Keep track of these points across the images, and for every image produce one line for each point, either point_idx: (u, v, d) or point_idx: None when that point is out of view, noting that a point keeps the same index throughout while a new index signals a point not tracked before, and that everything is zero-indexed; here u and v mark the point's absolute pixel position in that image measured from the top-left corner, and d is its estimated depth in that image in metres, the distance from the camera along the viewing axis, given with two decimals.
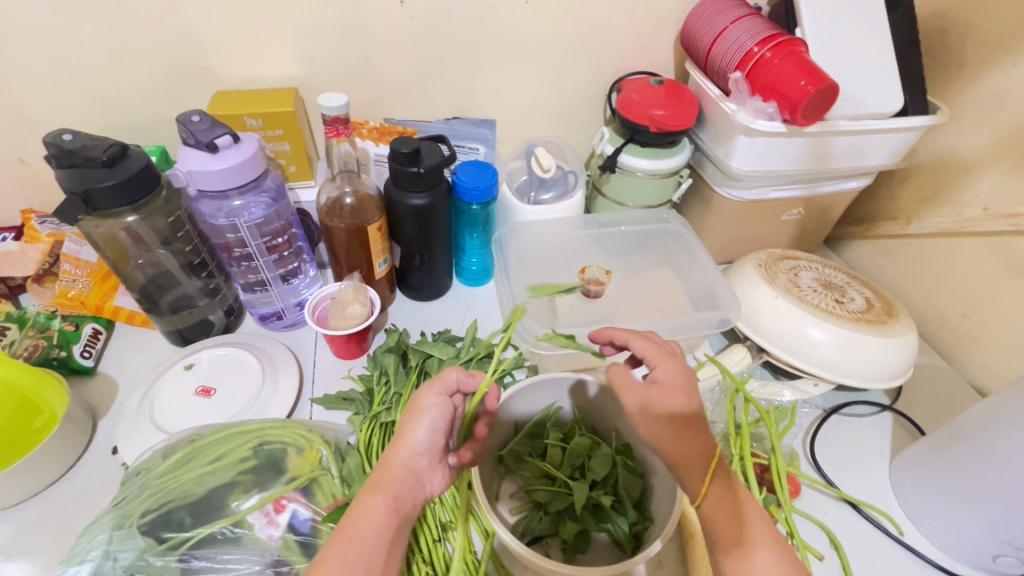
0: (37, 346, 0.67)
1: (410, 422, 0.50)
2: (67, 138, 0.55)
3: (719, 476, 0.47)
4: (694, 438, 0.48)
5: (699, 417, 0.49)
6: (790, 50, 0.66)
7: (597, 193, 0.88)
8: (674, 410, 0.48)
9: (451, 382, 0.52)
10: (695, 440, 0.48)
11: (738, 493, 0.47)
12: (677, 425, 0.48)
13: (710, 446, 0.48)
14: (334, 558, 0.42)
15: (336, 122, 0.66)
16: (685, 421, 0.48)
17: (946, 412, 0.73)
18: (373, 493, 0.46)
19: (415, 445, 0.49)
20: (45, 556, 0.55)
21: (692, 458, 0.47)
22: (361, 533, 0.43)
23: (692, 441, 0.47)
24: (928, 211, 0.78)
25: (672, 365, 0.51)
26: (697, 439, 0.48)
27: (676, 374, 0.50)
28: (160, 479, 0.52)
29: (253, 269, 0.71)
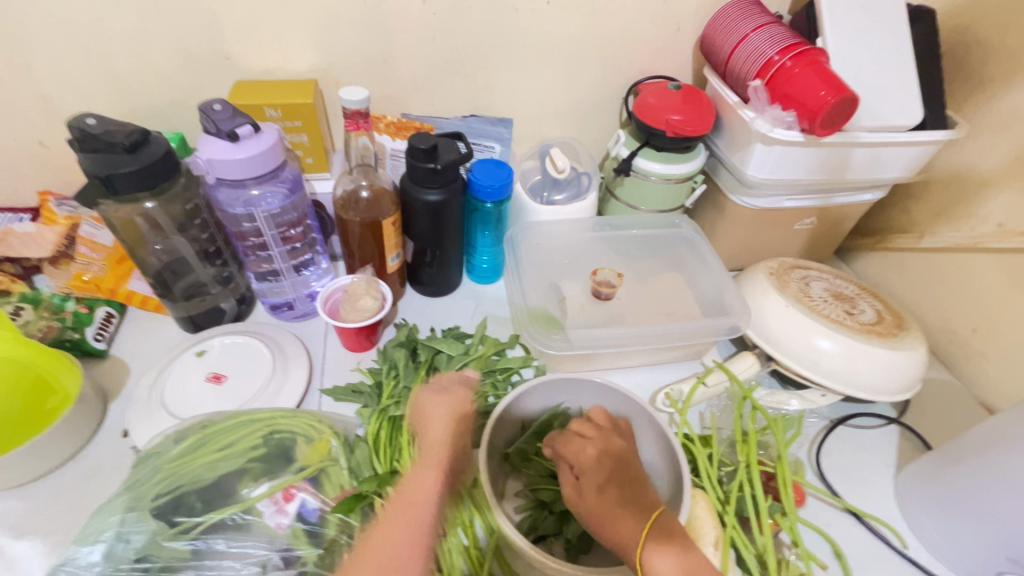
0: (51, 327, 0.67)
1: (441, 411, 0.56)
2: (90, 122, 0.55)
3: (649, 554, 0.46)
4: (619, 525, 0.49)
5: (624, 503, 0.50)
6: (810, 60, 0.66)
7: (610, 195, 0.88)
8: (597, 499, 0.50)
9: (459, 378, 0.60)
10: (622, 522, 0.49)
11: (661, 537, 0.47)
12: (599, 518, 0.50)
13: (637, 523, 0.48)
14: (396, 523, 0.45)
15: (356, 116, 0.67)
16: (616, 505, 0.50)
17: (954, 427, 0.73)
18: (431, 469, 0.50)
19: (449, 423, 0.54)
20: (55, 534, 0.56)
21: (625, 542, 0.48)
22: (421, 500, 0.48)
23: (619, 526, 0.49)
24: (941, 225, 0.79)
25: (596, 455, 0.52)
26: (626, 522, 0.49)
27: (586, 463, 0.52)
28: (171, 463, 0.52)
29: (268, 258, 0.71)
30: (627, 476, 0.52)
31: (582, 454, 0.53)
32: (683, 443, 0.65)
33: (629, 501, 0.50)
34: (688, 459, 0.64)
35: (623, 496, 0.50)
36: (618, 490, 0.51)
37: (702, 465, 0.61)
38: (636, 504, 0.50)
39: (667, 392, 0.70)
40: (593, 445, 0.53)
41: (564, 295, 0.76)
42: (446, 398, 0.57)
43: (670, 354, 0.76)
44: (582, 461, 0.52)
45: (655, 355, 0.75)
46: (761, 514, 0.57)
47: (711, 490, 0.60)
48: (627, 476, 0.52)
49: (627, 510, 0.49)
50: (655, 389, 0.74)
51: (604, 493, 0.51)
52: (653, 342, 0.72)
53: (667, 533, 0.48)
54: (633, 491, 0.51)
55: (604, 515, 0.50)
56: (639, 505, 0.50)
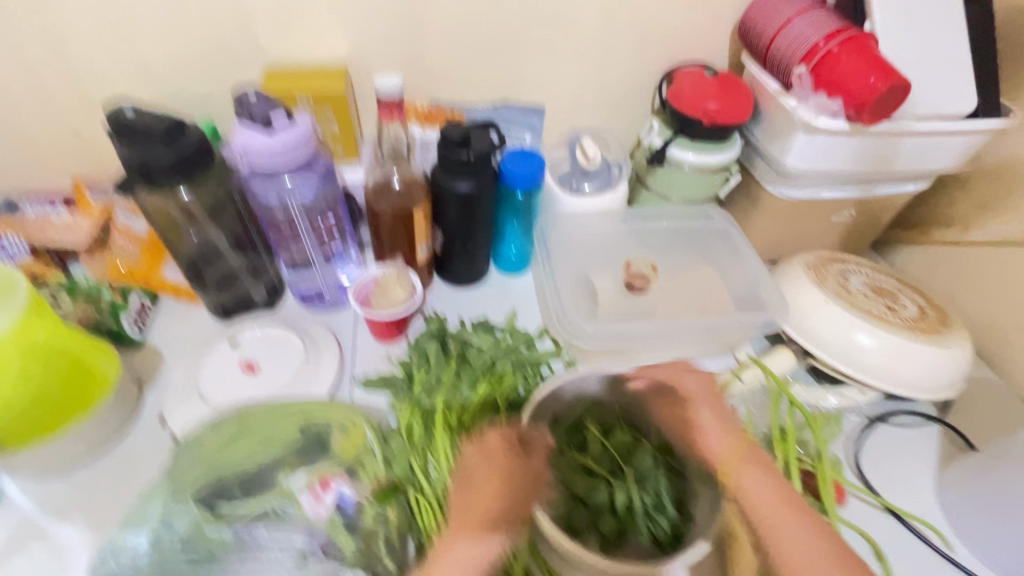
0: (88, 315, 0.68)
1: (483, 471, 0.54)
2: (128, 115, 0.55)
3: (739, 470, 0.55)
4: (704, 440, 0.58)
5: (708, 426, 0.58)
6: (859, 44, 0.63)
7: (641, 185, 0.85)
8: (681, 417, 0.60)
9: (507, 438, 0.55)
10: (712, 442, 0.57)
11: (767, 476, 0.54)
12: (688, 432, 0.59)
13: (725, 448, 0.56)
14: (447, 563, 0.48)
15: (390, 103, 0.69)
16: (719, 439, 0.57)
17: (998, 427, 0.70)
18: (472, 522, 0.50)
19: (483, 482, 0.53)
20: (98, 519, 0.57)
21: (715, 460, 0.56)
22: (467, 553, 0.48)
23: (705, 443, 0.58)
24: (987, 218, 0.76)
25: (707, 407, 0.60)
26: (716, 441, 0.57)
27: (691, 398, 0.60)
28: (213, 453, 0.53)
29: (300, 248, 0.72)
30: (690, 413, 0.60)
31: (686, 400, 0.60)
32: None
33: (704, 430, 0.58)
34: None
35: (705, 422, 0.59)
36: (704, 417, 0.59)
37: None
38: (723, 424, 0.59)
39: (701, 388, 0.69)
40: (693, 393, 0.61)
41: (595, 287, 0.76)
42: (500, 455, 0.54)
43: (703, 349, 0.75)
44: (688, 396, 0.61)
45: (688, 349, 0.74)
46: None
47: None
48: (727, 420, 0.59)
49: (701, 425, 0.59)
50: None
51: (687, 414, 0.60)
52: (687, 335, 0.71)
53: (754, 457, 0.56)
54: (707, 427, 0.58)
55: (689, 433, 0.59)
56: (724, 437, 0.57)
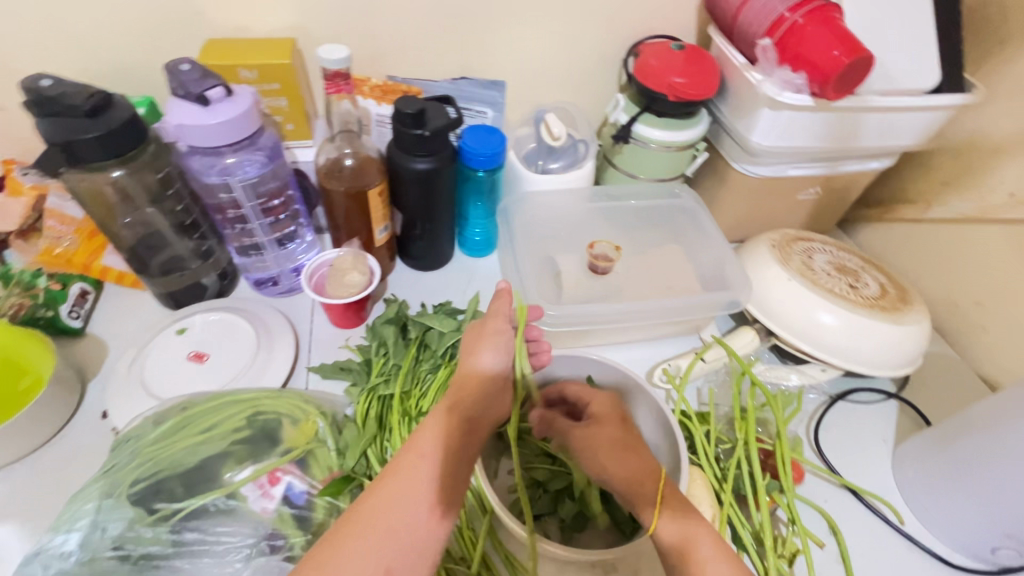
0: (22, 305, 0.63)
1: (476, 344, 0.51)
2: (46, 84, 0.51)
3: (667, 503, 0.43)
4: (629, 461, 0.46)
5: (628, 445, 0.47)
6: (824, 16, 0.61)
7: (607, 164, 0.84)
8: (606, 434, 0.48)
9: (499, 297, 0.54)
10: (638, 462, 0.46)
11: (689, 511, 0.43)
12: (604, 450, 0.47)
13: (653, 468, 0.45)
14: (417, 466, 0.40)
15: (336, 77, 0.65)
16: (631, 445, 0.47)
17: (953, 402, 0.71)
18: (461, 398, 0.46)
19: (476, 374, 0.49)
20: (36, 519, 0.54)
21: (635, 485, 0.44)
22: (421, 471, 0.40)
23: (630, 461, 0.46)
24: (948, 195, 0.76)
25: (610, 420, 0.49)
26: (639, 463, 0.46)
27: (602, 406, 0.51)
28: (151, 447, 0.50)
29: (248, 231, 0.68)
30: (616, 425, 0.49)
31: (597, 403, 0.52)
32: (680, 420, 0.64)
33: (632, 444, 0.47)
34: (685, 436, 0.63)
35: (604, 436, 0.48)
36: (602, 433, 0.48)
37: (699, 443, 0.60)
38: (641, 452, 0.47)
39: (664, 368, 0.68)
40: (602, 398, 0.52)
41: (559, 267, 0.74)
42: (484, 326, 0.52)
43: (668, 329, 0.74)
44: (598, 410, 0.51)
45: (652, 330, 0.73)
46: (758, 491, 0.57)
47: (707, 467, 0.59)
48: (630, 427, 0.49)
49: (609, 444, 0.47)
50: (653, 365, 0.73)
51: (606, 427, 0.49)
52: (651, 316, 0.70)
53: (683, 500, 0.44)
54: (635, 445, 0.47)
55: (609, 452, 0.46)
56: (648, 458, 0.46)
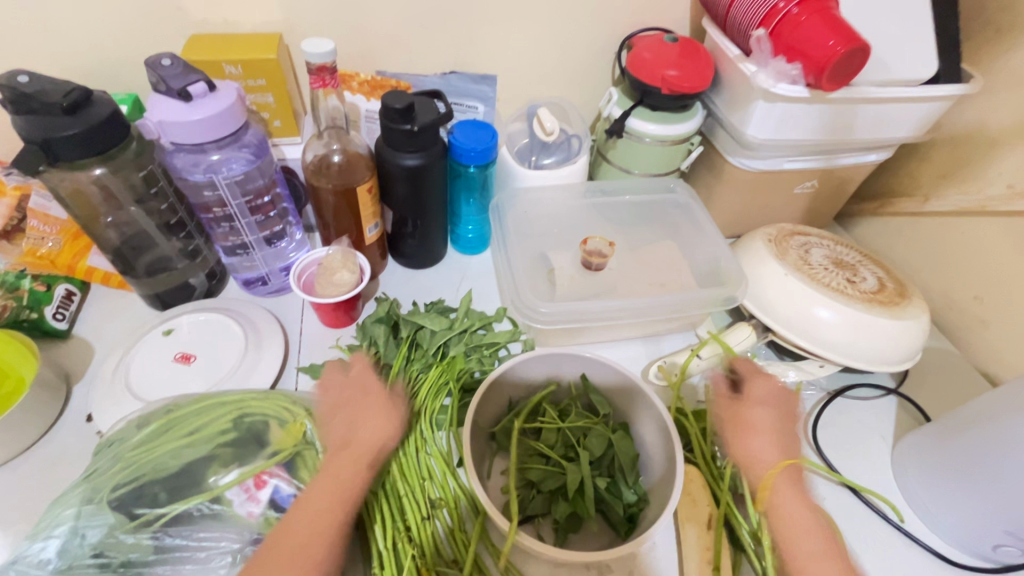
0: (6, 307, 0.62)
1: (362, 411, 0.53)
2: (22, 81, 0.49)
3: (779, 483, 0.53)
4: (753, 443, 0.56)
5: (778, 433, 0.57)
6: (818, 6, 0.60)
7: (601, 159, 0.83)
8: (756, 415, 0.58)
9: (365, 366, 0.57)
10: (763, 444, 0.56)
11: (802, 498, 0.53)
12: (735, 426, 0.58)
13: (778, 455, 0.55)
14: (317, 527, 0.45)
15: (321, 71, 0.60)
16: (777, 432, 0.57)
17: (952, 398, 0.71)
18: (353, 463, 0.49)
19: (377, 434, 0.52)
20: (18, 525, 0.53)
21: (753, 461, 0.55)
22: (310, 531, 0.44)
23: (755, 442, 0.56)
24: (947, 187, 0.75)
25: (769, 408, 0.58)
26: (767, 445, 0.56)
27: (759, 389, 0.60)
28: (133, 451, 0.49)
29: (234, 231, 0.67)
30: (745, 412, 0.58)
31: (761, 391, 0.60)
32: (676, 418, 0.63)
33: (782, 431, 0.57)
34: (682, 434, 0.62)
35: (761, 421, 0.57)
36: (763, 416, 0.58)
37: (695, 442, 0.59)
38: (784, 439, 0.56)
39: (660, 365, 0.67)
40: (772, 386, 0.60)
41: (553, 265, 0.72)
42: (369, 390, 0.55)
43: (664, 326, 0.73)
44: (762, 394, 0.59)
45: (648, 327, 0.72)
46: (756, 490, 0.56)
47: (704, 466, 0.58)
48: (785, 417, 0.58)
49: (757, 427, 0.57)
50: (649, 363, 0.72)
51: (765, 410, 0.58)
52: (646, 314, 0.69)
53: (792, 485, 0.53)
54: (785, 430, 0.57)
55: (737, 425, 0.58)
56: (785, 443, 0.56)
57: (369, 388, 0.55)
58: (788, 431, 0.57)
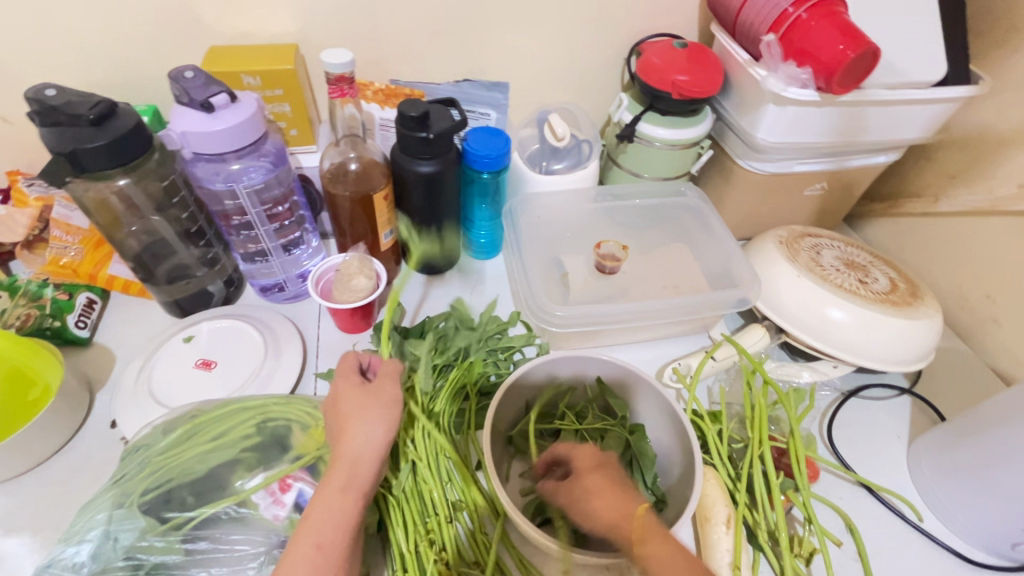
0: (30, 315, 0.64)
1: (359, 411, 0.46)
2: (50, 94, 0.51)
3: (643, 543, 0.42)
4: (606, 503, 0.45)
5: (614, 483, 0.47)
6: (827, 11, 0.61)
7: (611, 163, 0.83)
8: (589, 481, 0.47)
9: (354, 366, 0.50)
10: (609, 503, 0.45)
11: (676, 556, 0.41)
12: (583, 495, 0.46)
13: (629, 507, 0.44)
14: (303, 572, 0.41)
15: (340, 81, 0.64)
16: (619, 485, 0.46)
17: (967, 397, 0.71)
18: (343, 482, 0.44)
19: (374, 434, 0.45)
20: (46, 530, 0.54)
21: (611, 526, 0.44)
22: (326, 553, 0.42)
23: (601, 505, 0.45)
24: (957, 188, 0.75)
25: (600, 474, 0.47)
26: (616, 501, 0.45)
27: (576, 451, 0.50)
28: (160, 456, 0.50)
29: (253, 238, 0.68)
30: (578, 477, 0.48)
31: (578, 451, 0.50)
32: (692, 419, 0.63)
33: (620, 486, 0.46)
34: (697, 435, 0.63)
35: (595, 484, 0.46)
36: (596, 478, 0.47)
37: (711, 442, 0.59)
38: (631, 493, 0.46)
39: (675, 368, 0.68)
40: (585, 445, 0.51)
41: (566, 269, 0.73)
42: (357, 395, 0.47)
43: (677, 329, 0.74)
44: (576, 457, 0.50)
45: (661, 329, 0.73)
46: (772, 491, 0.56)
47: (720, 467, 0.59)
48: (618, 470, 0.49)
49: (597, 489, 0.46)
50: (662, 365, 0.72)
51: (598, 472, 0.48)
52: (659, 316, 0.69)
53: (657, 530, 0.43)
54: (623, 484, 0.47)
55: (593, 498, 0.45)
56: (631, 496, 0.46)
57: (353, 394, 0.47)
58: (625, 484, 0.47)
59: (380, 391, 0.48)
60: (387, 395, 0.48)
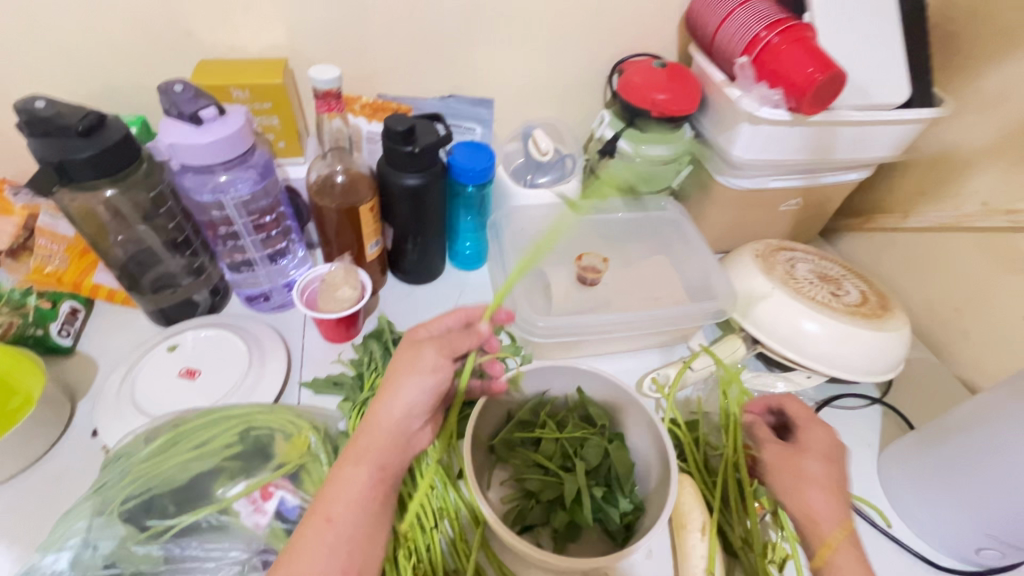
0: (12, 324, 0.64)
1: (397, 374, 0.47)
2: (39, 105, 0.51)
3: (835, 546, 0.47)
4: (801, 496, 0.50)
5: (828, 483, 0.50)
6: (798, 37, 0.64)
7: (595, 178, 0.85)
8: (807, 466, 0.52)
9: (441, 326, 0.54)
10: (809, 493, 0.50)
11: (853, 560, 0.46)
12: (784, 474, 0.52)
13: (837, 513, 0.48)
14: (313, 542, 0.40)
15: (327, 96, 0.67)
16: (832, 485, 0.50)
17: (935, 407, 0.73)
18: (375, 443, 0.45)
19: (409, 398, 0.46)
20: (24, 540, 0.54)
21: (806, 514, 0.49)
22: (341, 513, 0.42)
23: (800, 494, 0.50)
24: (925, 205, 0.78)
25: (824, 460, 0.52)
26: (814, 499, 0.49)
27: (812, 434, 0.55)
28: (142, 464, 0.50)
29: (240, 248, 0.69)
30: (790, 459, 0.53)
31: (809, 440, 0.54)
32: (670, 428, 0.65)
33: (831, 487, 0.50)
34: (675, 444, 0.64)
35: (813, 470, 0.51)
36: (815, 466, 0.52)
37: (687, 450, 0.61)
38: (840, 494, 0.50)
39: (654, 378, 0.69)
40: (818, 437, 0.54)
41: (549, 280, 0.75)
42: (403, 355, 0.49)
43: (657, 339, 0.75)
44: (811, 442, 0.54)
45: (641, 340, 0.75)
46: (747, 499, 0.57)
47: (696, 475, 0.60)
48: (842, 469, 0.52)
49: (811, 480, 0.51)
50: (642, 375, 0.74)
51: (821, 464, 0.52)
52: (639, 327, 0.71)
53: (853, 541, 0.47)
54: (840, 489, 0.50)
55: (795, 478, 0.51)
56: (843, 503, 0.49)
57: (397, 356, 0.49)
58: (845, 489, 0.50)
59: (417, 357, 0.48)
60: (420, 361, 0.47)
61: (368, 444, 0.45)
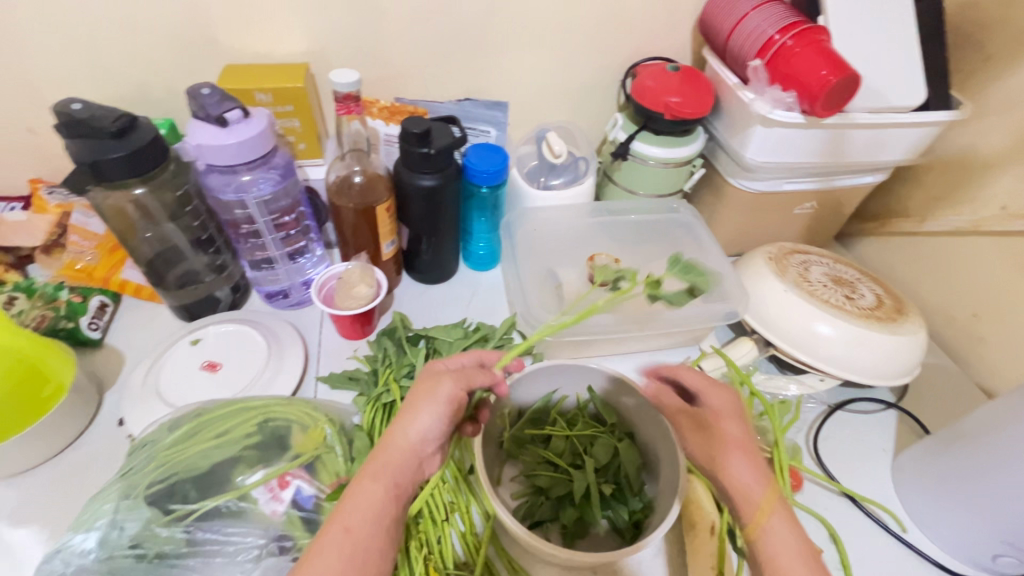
0: (45, 317, 0.66)
1: (418, 401, 0.48)
2: (76, 107, 0.54)
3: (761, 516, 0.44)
4: (731, 473, 0.47)
5: (744, 446, 0.48)
6: (812, 39, 0.64)
7: (607, 181, 0.86)
8: (732, 433, 0.49)
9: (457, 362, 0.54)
10: (733, 467, 0.47)
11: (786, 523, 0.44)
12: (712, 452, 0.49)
13: (760, 475, 0.46)
14: (326, 552, 0.40)
15: (347, 99, 0.69)
16: (747, 448, 0.48)
17: (952, 412, 0.72)
18: (395, 462, 0.45)
19: (429, 421, 0.47)
20: (54, 522, 0.56)
21: (737, 490, 0.46)
22: (357, 523, 0.42)
23: (726, 468, 0.47)
24: (942, 209, 0.77)
25: (732, 422, 0.50)
26: (738, 467, 0.47)
27: (716, 401, 0.52)
28: (166, 451, 0.52)
29: (261, 245, 0.71)
30: (712, 430, 0.50)
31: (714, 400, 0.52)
32: None
33: (745, 449, 0.48)
34: None
35: (732, 437, 0.49)
36: (728, 430, 0.49)
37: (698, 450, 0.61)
38: (760, 457, 0.48)
39: None
40: (724, 399, 0.52)
41: (560, 280, 0.75)
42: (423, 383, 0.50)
43: (668, 340, 0.76)
44: (716, 406, 0.51)
45: (652, 341, 0.75)
46: None
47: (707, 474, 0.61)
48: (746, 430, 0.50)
49: (734, 449, 0.48)
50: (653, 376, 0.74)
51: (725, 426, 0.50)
52: (651, 328, 0.71)
53: (785, 508, 0.45)
54: (753, 451, 0.48)
55: (717, 452, 0.49)
56: (762, 464, 0.47)
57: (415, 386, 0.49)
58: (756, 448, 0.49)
59: (435, 388, 0.49)
60: (438, 391, 0.48)
61: (387, 459, 0.46)
